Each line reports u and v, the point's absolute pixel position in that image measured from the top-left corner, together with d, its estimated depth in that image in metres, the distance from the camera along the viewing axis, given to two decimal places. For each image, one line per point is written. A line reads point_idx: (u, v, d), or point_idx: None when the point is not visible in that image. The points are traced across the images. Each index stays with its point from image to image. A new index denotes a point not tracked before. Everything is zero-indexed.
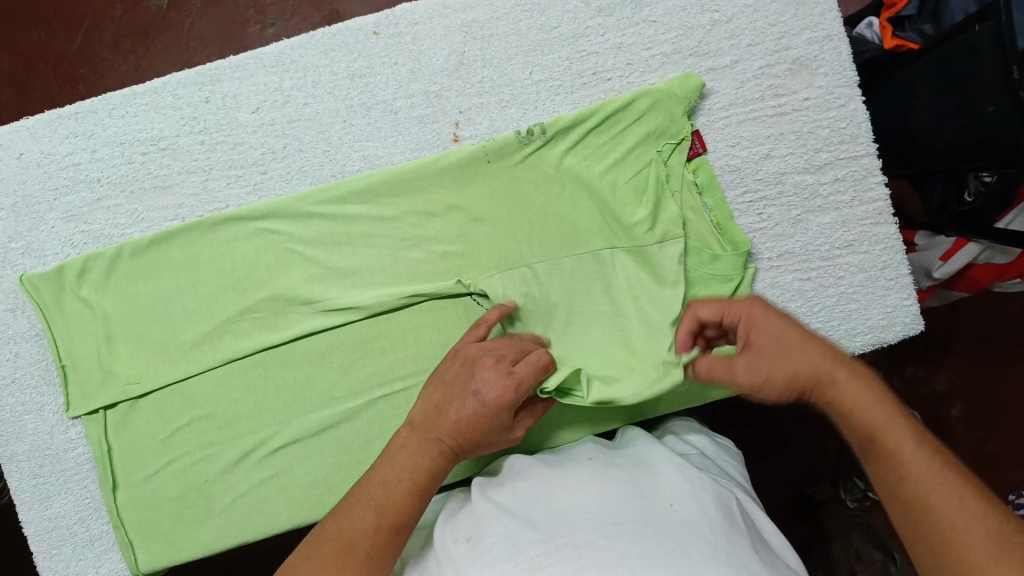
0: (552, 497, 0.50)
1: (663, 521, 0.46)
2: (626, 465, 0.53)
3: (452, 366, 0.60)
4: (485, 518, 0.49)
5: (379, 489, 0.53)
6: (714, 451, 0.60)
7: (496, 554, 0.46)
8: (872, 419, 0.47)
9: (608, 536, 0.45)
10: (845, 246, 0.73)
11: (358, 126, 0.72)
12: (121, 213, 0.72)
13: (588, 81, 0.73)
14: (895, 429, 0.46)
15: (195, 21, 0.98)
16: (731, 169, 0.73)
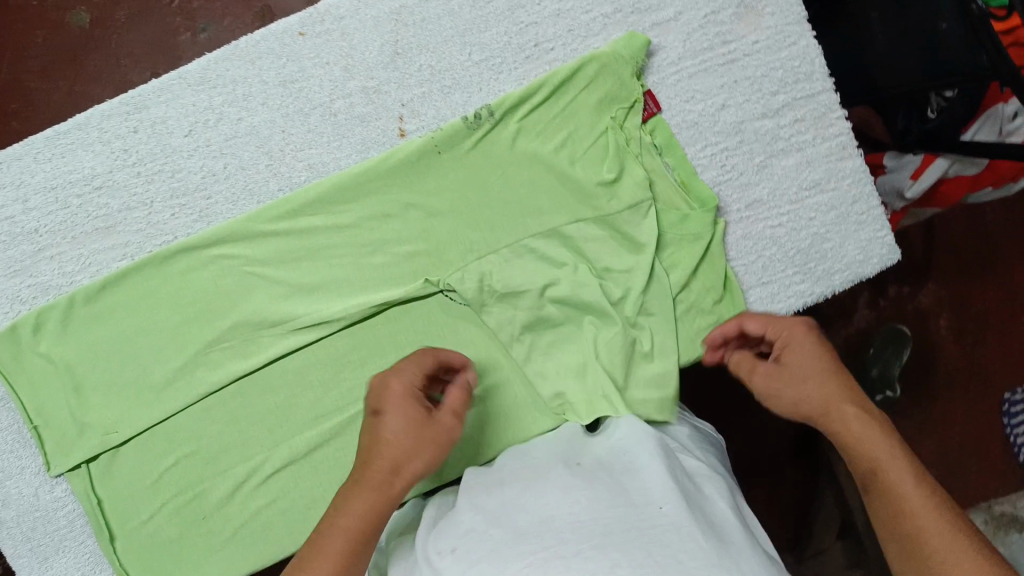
0: (539, 507, 0.50)
1: (654, 525, 0.46)
2: (615, 471, 0.53)
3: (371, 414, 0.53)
4: (472, 530, 0.49)
5: (330, 527, 0.48)
6: (695, 446, 0.61)
7: (480, 568, 0.45)
8: (897, 488, 0.47)
9: (597, 545, 0.44)
10: (813, 187, 0.72)
11: (299, 134, 0.68)
12: (66, 260, 0.68)
13: (531, 54, 0.70)
14: (918, 505, 0.46)
15: (122, 37, 0.93)
16: (688, 125, 0.71)
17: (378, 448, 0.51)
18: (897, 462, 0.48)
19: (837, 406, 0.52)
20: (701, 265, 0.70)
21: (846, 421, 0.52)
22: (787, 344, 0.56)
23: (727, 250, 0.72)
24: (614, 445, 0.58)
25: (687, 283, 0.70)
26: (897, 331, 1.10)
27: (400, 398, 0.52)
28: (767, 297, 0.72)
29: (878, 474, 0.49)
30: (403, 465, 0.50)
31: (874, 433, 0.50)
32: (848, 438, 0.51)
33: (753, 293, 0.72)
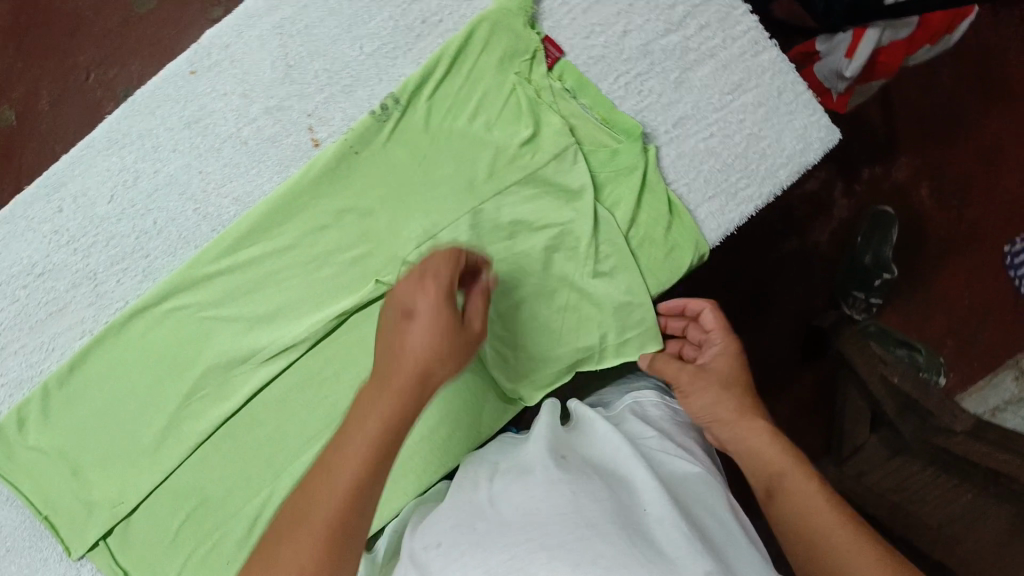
0: (523, 500, 0.51)
1: (642, 521, 0.49)
2: (601, 466, 0.56)
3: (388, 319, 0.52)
4: (461, 528, 0.51)
5: (299, 508, 0.45)
6: (674, 433, 0.64)
7: (468, 559, 0.47)
8: (792, 490, 0.56)
9: (582, 536, 0.45)
10: (735, 89, 0.70)
11: (216, 171, 0.68)
12: (32, 350, 0.69)
13: (421, 32, 0.69)
14: (816, 507, 0.54)
15: (51, 122, 0.95)
16: (595, 60, 0.70)
17: (397, 336, 0.51)
18: (799, 479, 0.57)
19: (752, 430, 0.61)
20: (643, 196, 0.70)
21: (749, 436, 0.61)
22: (711, 371, 0.67)
23: (664, 175, 0.71)
24: (588, 439, 0.60)
25: (634, 217, 0.70)
26: (881, 212, 1.15)
27: (429, 307, 0.50)
28: (718, 210, 0.71)
29: (792, 498, 0.56)
30: (378, 438, 0.47)
31: (784, 454, 0.59)
32: (756, 451, 0.60)
33: (702, 210, 0.71)
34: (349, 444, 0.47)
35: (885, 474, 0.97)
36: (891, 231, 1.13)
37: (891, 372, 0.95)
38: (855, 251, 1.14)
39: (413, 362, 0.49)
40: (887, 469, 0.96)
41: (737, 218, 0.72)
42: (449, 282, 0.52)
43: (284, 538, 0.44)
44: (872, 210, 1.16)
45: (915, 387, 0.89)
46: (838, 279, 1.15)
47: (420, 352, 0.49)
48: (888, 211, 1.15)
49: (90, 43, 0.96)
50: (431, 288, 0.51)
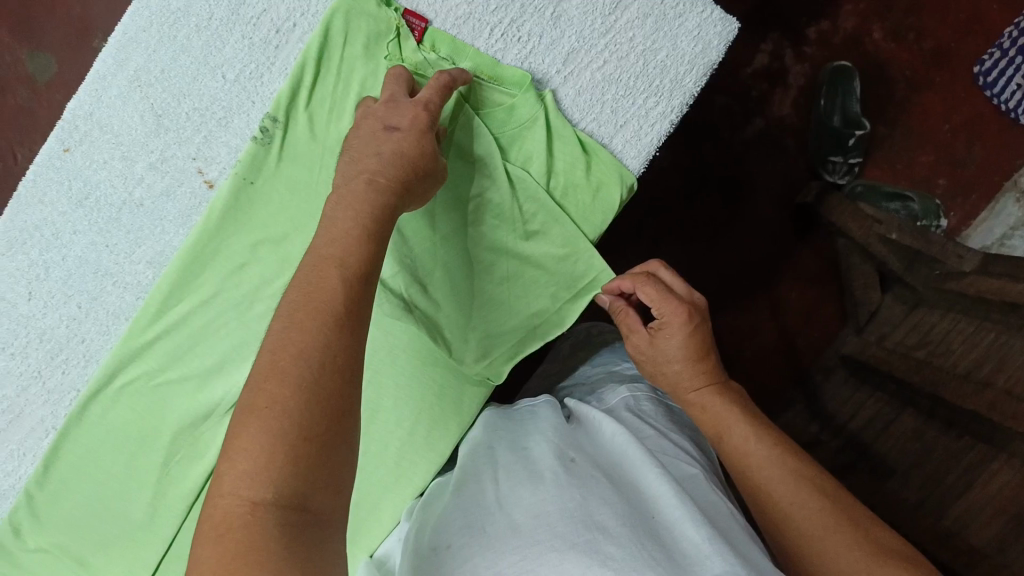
0: (529, 505, 0.51)
1: (656, 530, 0.48)
2: (610, 469, 0.55)
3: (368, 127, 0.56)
4: (471, 527, 0.52)
5: (257, 397, 0.42)
6: (658, 420, 0.64)
7: (477, 563, 0.48)
8: (751, 456, 0.56)
9: (591, 539, 0.46)
10: (616, 7, 0.65)
11: (122, 240, 0.67)
12: (4, 462, 0.69)
13: (278, 42, 0.66)
14: (772, 472, 0.54)
15: None
16: (463, 19, 0.65)
17: (371, 139, 0.54)
18: (747, 438, 0.57)
19: (705, 400, 0.61)
20: (552, 145, 0.67)
21: (705, 404, 0.61)
22: (661, 340, 0.62)
23: (567, 116, 0.68)
24: (597, 439, 0.60)
25: (549, 168, 0.67)
26: (840, 69, 1.08)
27: (392, 137, 0.54)
28: (632, 136, 0.68)
29: (740, 461, 0.57)
30: (336, 304, 0.45)
31: (736, 420, 0.58)
32: (712, 417, 0.60)
33: (616, 141, 0.68)
34: (302, 316, 0.44)
35: (906, 332, 0.95)
36: (852, 87, 1.07)
37: (888, 229, 0.96)
38: (821, 114, 1.08)
39: (354, 212, 0.50)
40: (908, 325, 0.95)
41: (653, 139, 0.68)
42: (415, 138, 0.54)
43: (249, 426, 0.41)
44: (830, 69, 1.09)
45: (917, 239, 0.93)
46: (811, 144, 1.10)
47: (362, 212, 0.50)
48: (846, 64, 1.08)
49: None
50: (391, 153, 0.53)
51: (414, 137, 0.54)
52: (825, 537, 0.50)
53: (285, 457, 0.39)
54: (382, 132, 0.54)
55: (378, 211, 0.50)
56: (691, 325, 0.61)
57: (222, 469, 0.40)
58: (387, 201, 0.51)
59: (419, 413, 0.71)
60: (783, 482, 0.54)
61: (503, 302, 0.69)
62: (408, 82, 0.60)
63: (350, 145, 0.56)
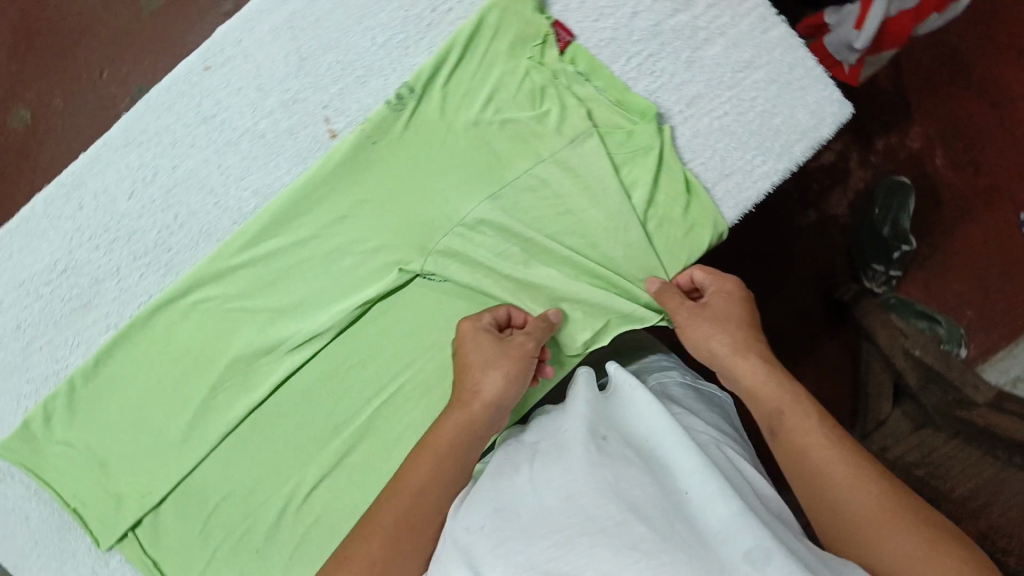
0: (560, 477, 0.48)
1: (682, 505, 0.45)
2: (638, 445, 0.52)
3: (465, 391, 0.60)
4: (504, 512, 0.48)
5: (409, 467, 0.55)
6: (698, 407, 0.63)
7: (512, 545, 0.44)
8: (794, 431, 0.52)
9: (623, 520, 0.43)
10: (745, 66, 0.70)
11: (235, 165, 0.69)
12: (58, 345, 0.70)
13: (432, 21, 0.70)
14: (810, 438, 0.51)
15: (67, 122, 0.97)
16: (605, 43, 0.70)
17: (470, 378, 0.60)
18: (799, 419, 0.53)
19: (768, 392, 0.56)
20: (660, 176, 0.70)
21: (762, 390, 0.56)
22: (715, 305, 0.63)
23: (680, 154, 0.71)
24: (624, 413, 0.56)
25: (651, 197, 0.70)
26: (895, 183, 1.14)
27: (482, 371, 0.60)
28: (735, 188, 0.72)
29: (791, 441, 0.52)
30: (521, 358, 0.61)
31: (787, 396, 0.55)
32: (767, 402, 0.55)
33: (719, 189, 0.72)
34: (470, 382, 0.60)
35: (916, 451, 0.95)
36: (908, 203, 1.13)
37: (913, 344, 0.97)
38: (872, 221, 1.13)
39: (513, 360, 0.61)
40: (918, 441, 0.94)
41: (754, 195, 0.72)
42: (517, 374, 0.60)
43: (368, 523, 0.52)
44: (886, 182, 1.15)
45: (938, 360, 0.92)
46: (857, 246, 1.14)
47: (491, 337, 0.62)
48: (903, 180, 1.14)
49: (102, 43, 0.97)
50: (505, 385, 0.59)
51: (518, 370, 0.61)
52: (878, 536, 0.45)
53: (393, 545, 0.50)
54: (489, 348, 0.61)
55: (529, 362, 0.62)
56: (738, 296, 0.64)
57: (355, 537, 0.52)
58: (488, 421, 0.58)
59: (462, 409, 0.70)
60: (838, 476, 0.49)
61: None
62: (484, 330, 0.63)
63: (462, 375, 0.61)
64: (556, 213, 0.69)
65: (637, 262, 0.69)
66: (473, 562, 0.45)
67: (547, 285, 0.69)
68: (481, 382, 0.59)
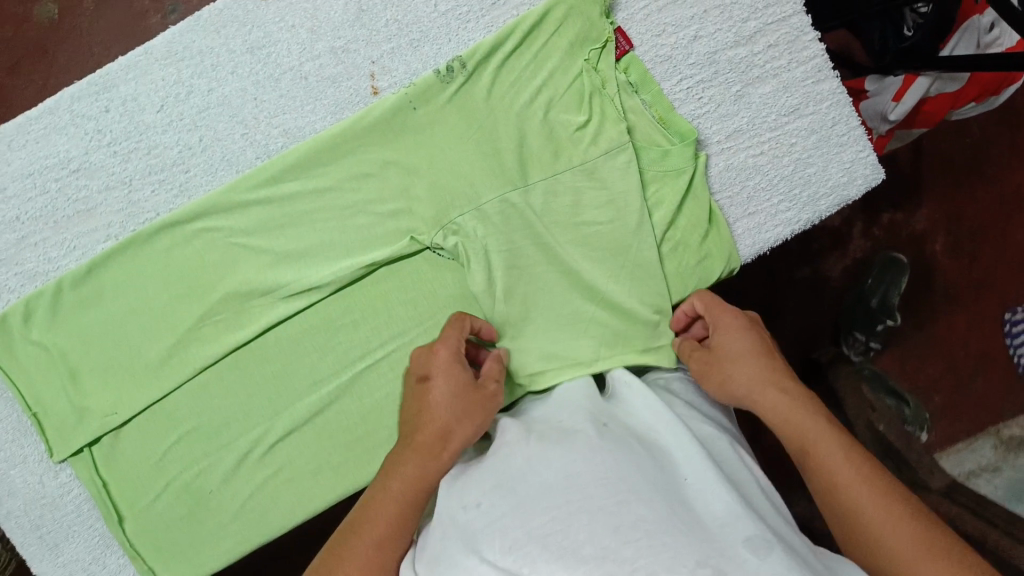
0: (562, 454, 0.50)
1: (681, 489, 0.47)
2: (639, 433, 0.53)
3: (432, 433, 0.56)
4: (501, 487, 0.49)
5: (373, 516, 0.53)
6: (699, 399, 0.62)
7: (508, 523, 0.46)
8: (825, 463, 0.52)
9: (623, 501, 0.44)
10: (791, 112, 0.71)
11: (271, 101, 0.69)
12: (51, 246, 0.69)
13: (497, 0, 0.69)
14: (840, 471, 0.51)
15: (91, 25, 0.91)
16: (662, 60, 0.71)
17: (440, 421, 0.56)
18: (831, 449, 0.52)
19: (800, 418, 0.55)
20: (685, 202, 0.70)
21: (793, 417, 0.55)
22: (721, 346, 0.61)
23: (710, 183, 0.72)
24: (629, 408, 0.58)
25: (672, 220, 0.70)
26: (891, 259, 1.04)
27: (455, 415, 0.56)
28: (755, 227, 0.72)
29: (822, 467, 0.52)
30: (492, 400, 0.59)
31: (817, 422, 0.54)
32: (795, 431, 0.55)
33: (740, 225, 0.72)
34: (439, 421, 0.56)
35: None
36: (900, 279, 1.03)
37: (878, 419, 0.89)
38: (862, 291, 1.04)
39: (486, 406, 0.58)
40: None
41: (772, 238, 0.73)
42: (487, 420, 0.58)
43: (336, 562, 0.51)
44: (883, 255, 1.05)
45: (901, 440, 0.86)
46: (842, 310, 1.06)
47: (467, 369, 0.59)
48: (901, 258, 1.04)
49: None
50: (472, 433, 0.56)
51: (489, 417, 0.58)
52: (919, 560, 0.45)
53: None
54: (462, 384, 0.58)
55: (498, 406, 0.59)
56: (745, 325, 0.62)
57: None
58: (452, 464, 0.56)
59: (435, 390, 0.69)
60: (870, 500, 0.49)
61: (544, 327, 0.69)
62: (457, 356, 0.59)
63: (429, 411, 0.57)
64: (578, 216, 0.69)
65: (646, 283, 0.68)
66: (475, 546, 0.46)
67: (561, 290, 0.69)
68: (452, 428, 0.56)
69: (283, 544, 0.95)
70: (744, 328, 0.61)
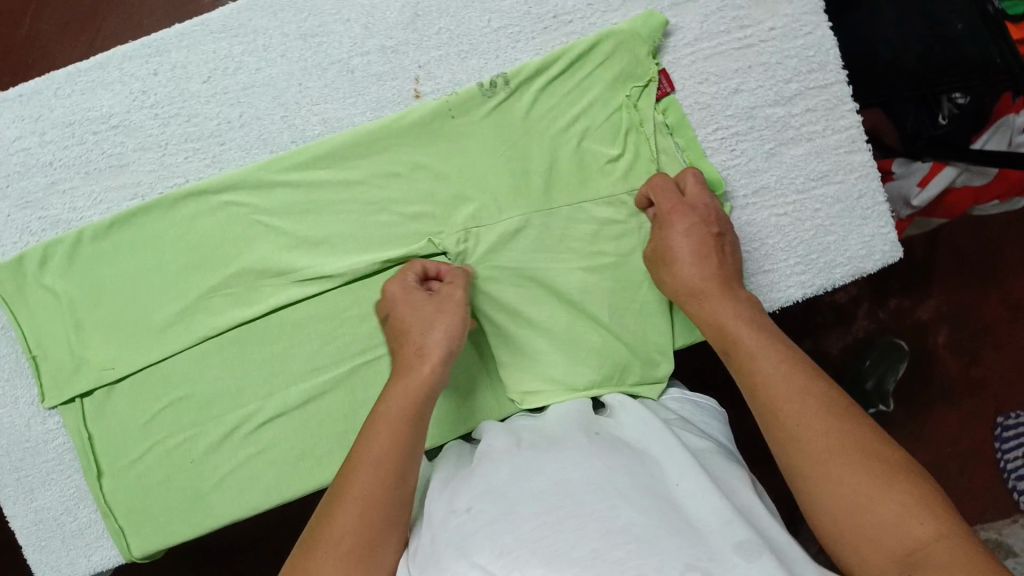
0: (552, 465, 0.50)
1: (669, 494, 0.48)
2: (631, 445, 0.54)
3: (409, 352, 0.58)
4: (491, 493, 0.49)
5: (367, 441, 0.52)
6: (696, 417, 0.63)
7: (498, 527, 0.46)
8: (759, 378, 0.52)
9: (613, 506, 0.45)
10: (820, 177, 0.72)
11: (315, 89, 0.70)
12: (79, 196, 0.70)
13: (549, 25, 0.71)
14: (776, 382, 0.51)
15: None
16: (700, 107, 0.72)
17: (416, 338, 0.58)
18: (772, 369, 0.52)
19: (722, 309, 0.58)
20: None
21: (716, 306, 0.59)
22: (670, 220, 0.64)
23: None
24: (623, 424, 0.59)
25: None
26: (893, 343, 1.03)
27: (423, 330, 0.59)
28: (768, 285, 0.73)
29: (755, 372, 0.52)
30: (458, 304, 0.61)
31: (734, 315, 0.57)
32: (722, 325, 0.58)
33: (754, 280, 0.72)
34: (413, 343, 0.58)
35: None
36: (897, 365, 1.02)
37: None
38: (859, 370, 1.03)
39: (454, 312, 0.60)
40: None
41: (783, 298, 0.73)
42: (454, 317, 0.60)
43: (340, 496, 0.50)
44: (885, 338, 1.04)
45: None
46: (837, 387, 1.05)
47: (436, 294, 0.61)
48: (900, 343, 1.03)
49: None
50: (443, 341, 0.58)
51: (456, 311, 0.60)
52: (842, 475, 0.45)
53: (373, 509, 0.49)
54: (427, 304, 0.60)
55: (465, 308, 0.61)
56: (688, 204, 0.64)
57: (327, 516, 0.49)
58: (443, 377, 0.57)
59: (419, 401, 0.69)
60: (807, 411, 0.48)
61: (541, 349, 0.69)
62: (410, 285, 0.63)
63: (406, 338, 0.59)
64: (597, 246, 0.69)
65: (650, 321, 0.69)
66: (462, 542, 0.46)
67: (565, 315, 0.69)
68: (424, 342, 0.58)
69: (254, 529, 0.94)
70: (687, 216, 0.64)
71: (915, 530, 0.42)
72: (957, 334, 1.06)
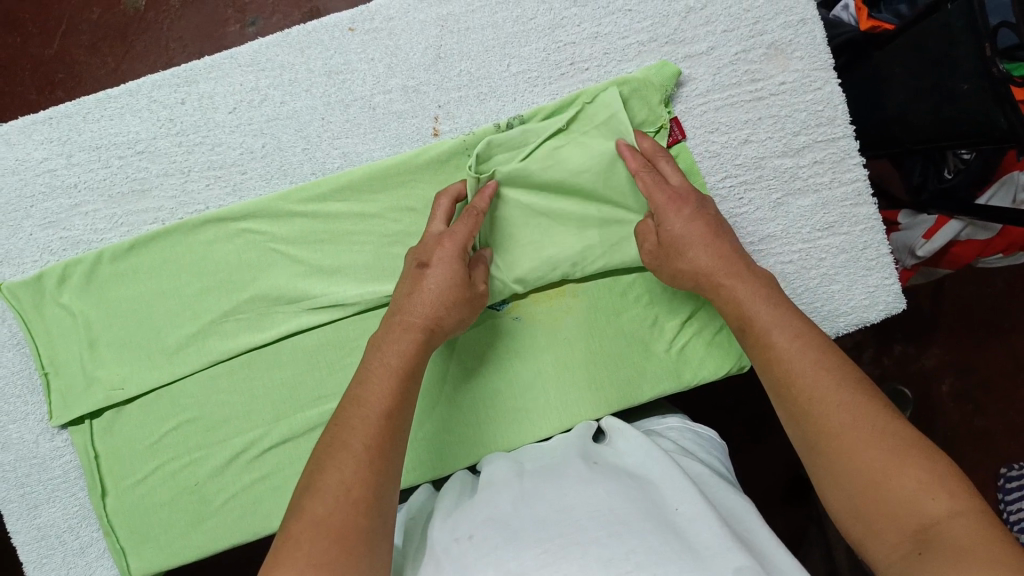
0: (555, 498, 0.51)
1: (675, 521, 0.48)
2: (631, 473, 0.54)
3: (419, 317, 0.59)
4: (494, 521, 0.50)
5: (320, 495, 0.48)
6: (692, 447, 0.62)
7: (499, 556, 0.46)
8: (786, 357, 0.53)
9: (614, 534, 0.46)
10: (826, 228, 0.74)
11: (337, 123, 0.72)
12: (100, 218, 0.72)
13: (566, 72, 0.73)
14: (824, 405, 0.50)
15: (173, 22, 0.95)
16: (710, 155, 0.74)
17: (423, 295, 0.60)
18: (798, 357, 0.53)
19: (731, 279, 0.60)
20: None
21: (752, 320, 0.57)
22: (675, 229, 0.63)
23: None
24: (620, 450, 0.59)
25: (693, 313, 0.71)
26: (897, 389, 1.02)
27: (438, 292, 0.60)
28: None
29: (762, 336, 0.56)
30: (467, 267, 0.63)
31: (791, 355, 0.53)
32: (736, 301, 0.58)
33: None
34: (430, 310, 0.59)
35: None
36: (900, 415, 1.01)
37: None
38: None
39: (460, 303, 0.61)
40: None
41: None
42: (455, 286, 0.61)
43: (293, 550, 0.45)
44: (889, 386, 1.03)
45: None
46: None
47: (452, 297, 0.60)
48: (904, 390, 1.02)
49: None
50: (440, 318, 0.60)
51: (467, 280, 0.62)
52: (863, 448, 0.47)
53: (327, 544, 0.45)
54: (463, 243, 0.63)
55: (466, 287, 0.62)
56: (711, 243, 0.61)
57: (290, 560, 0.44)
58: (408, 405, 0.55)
59: (429, 431, 0.69)
60: (871, 446, 0.47)
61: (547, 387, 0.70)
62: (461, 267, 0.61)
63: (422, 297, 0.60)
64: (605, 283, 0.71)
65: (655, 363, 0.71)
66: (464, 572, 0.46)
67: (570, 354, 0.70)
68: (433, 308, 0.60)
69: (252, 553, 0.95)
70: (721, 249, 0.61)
71: (929, 506, 0.44)
72: (961, 385, 1.07)
